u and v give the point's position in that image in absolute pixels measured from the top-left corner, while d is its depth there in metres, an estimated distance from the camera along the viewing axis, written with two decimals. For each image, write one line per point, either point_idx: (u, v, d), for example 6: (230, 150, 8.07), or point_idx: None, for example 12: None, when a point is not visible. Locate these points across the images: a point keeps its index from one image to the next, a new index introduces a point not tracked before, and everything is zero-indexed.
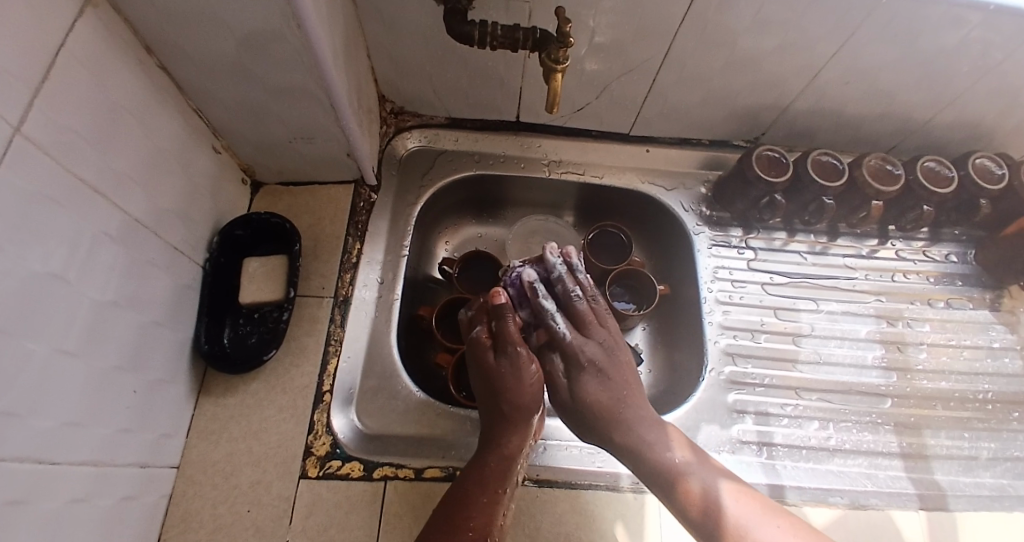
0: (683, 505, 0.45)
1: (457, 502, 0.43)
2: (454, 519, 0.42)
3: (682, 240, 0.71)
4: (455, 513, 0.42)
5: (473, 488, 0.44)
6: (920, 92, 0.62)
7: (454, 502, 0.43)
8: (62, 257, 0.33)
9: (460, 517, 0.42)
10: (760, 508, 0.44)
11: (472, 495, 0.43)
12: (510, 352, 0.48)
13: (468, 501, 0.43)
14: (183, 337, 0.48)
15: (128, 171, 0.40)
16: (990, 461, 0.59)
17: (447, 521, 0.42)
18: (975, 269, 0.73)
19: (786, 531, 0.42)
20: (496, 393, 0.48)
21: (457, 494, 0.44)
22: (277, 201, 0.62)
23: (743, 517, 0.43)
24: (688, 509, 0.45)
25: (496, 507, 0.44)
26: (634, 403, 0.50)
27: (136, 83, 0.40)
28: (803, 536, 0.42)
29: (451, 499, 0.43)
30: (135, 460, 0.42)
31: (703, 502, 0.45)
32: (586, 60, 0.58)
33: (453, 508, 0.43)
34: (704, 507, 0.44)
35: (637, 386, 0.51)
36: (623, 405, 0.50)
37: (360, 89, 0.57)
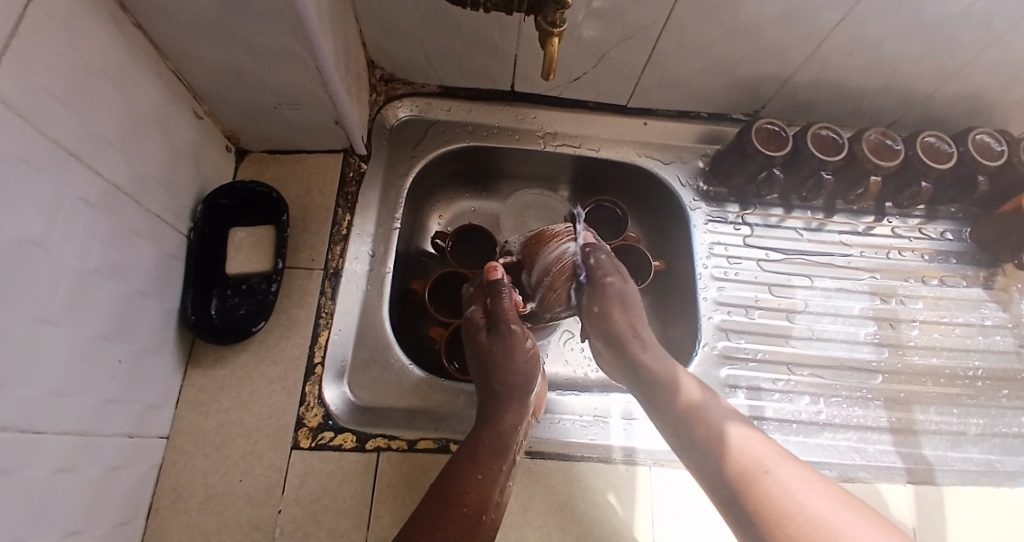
0: (690, 438, 0.45)
1: (452, 480, 0.42)
2: (450, 492, 0.41)
3: (678, 215, 0.70)
4: (452, 487, 0.42)
5: (470, 466, 0.43)
6: (924, 64, 0.60)
7: (452, 476, 0.42)
8: (42, 221, 0.32)
9: (455, 492, 0.41)
10: (777, 449, 0.41)
11: (467, 471, 0.43)
12: (503, 330, 0.49)
13: (465, 475, 0.43)
14: (169, 307, 0.47)
15: (107, 133, 0.38)
16: (978, 437, 0.60)
17: (444, 494, 0.41)
18: (970, 247, 0.72)
19: (802, 471, 0.40)
20: (489, 371, 0.48)
21: (457, 468, 0.43)
22: (265, 169, 0.60)
23: (750, 451, 0.41)
24: (695, 438, 0.44)
25: (493, 484, 0.44)
26: (643, 353, 0.52)
27: (114, 42, 0.38)
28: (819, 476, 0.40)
29: (450, 474, 0.43)
30: (123, 430, 0.41)
31: (708, 432, 0.44)
32: (584, 26, 0.56)
33: (450, 484, 0.42)
34: (709, 438, 0.43)
35: (650, 344, 0.52)
36: (634, 355, 0.51)
37: (349, 53, 0.55)
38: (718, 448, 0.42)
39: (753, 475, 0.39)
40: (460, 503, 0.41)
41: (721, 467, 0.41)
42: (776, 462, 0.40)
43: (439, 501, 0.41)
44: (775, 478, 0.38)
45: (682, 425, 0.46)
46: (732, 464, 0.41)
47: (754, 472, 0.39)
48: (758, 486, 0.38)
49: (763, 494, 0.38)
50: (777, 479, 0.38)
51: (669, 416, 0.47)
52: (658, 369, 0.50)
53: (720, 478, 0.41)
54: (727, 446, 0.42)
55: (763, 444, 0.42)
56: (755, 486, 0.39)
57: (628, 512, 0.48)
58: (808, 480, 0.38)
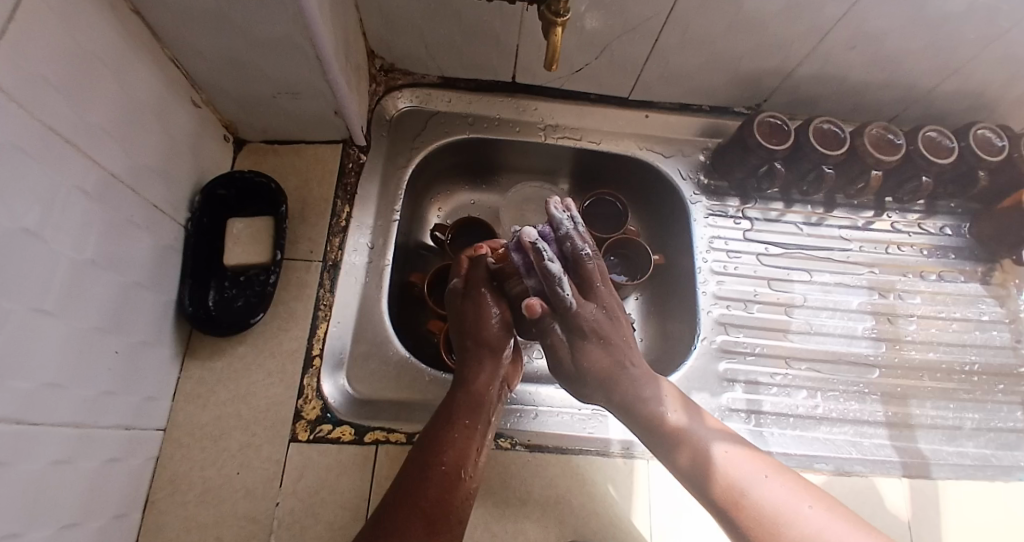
0: (675, 460, 0.46)
1: (430, 443, 0.43)
2: (426, 455, 0.42)
3: (678, 208, 0.70)
4: (430, 450, 0.42)
5: (446, 428, 0.44)
6: (928, 59, 0.60)
7: (429, 440, 0.43)
8: (38, 211, 0.32)
9: (432, 454, 0.42)
10: (757, 467, 0.44)
11: (443, 432, 0.44)
12: (474, 295, 0.51)
13: (442, 438, 0.43)
14: (167, 299, 0.47)
15: (103, 123, 0.38)
16: (973, 431, 0.60)
17: (423, 455, 0.42)
18: (969, 243, 0.72)
19: (779, 484, 0.43)
20: (462, 333, 0.51)
21: (434, 432, 0.44)
22: (262, 160, 0.59)
23: (733, 471, 0.44)
24: (680, 462, 0.46)
25: (469, 441, 0.44)
26: (630, 363, 0.50)
27: (110, 30, 0.37)
28: (796, 489, 0.44)
29: (427, 439, 0.43)
30: (120, 422, 0.41)
31: (694, 459, 0.45)
32: (587, 17, 0.56)
33: (428, 447, 0.43)
34: (694, 464, 0.45)
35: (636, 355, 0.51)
36: (621, 368, 0.49)
37: (348, 43, 0.54)
38: (703, 473, 0.45)
39: (736, 496, 0.43)
40: (438, 463, 0.42)
41: (708, 490, 0.44)
42: (757, 482, 0.43)
43: (418, 465, 0.42)
44: (757, 505, 0.42)
45: (665, 449, 0.47)
46: (717, 488, 0.44)
47: (736, 499, 0.43)
48: (742, 510, 0.42)
49: (746, 516, 0.42)
50: (760, 505, 0.42)
51: (650, 437, 0.47)
52: (636, 376, 0.49)
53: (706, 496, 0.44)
54: (712, 471, 0.44)
55: (744, 464, 0.45)
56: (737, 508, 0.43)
57: (626, 505, 0.48)
58: (784, 498, 0.43)
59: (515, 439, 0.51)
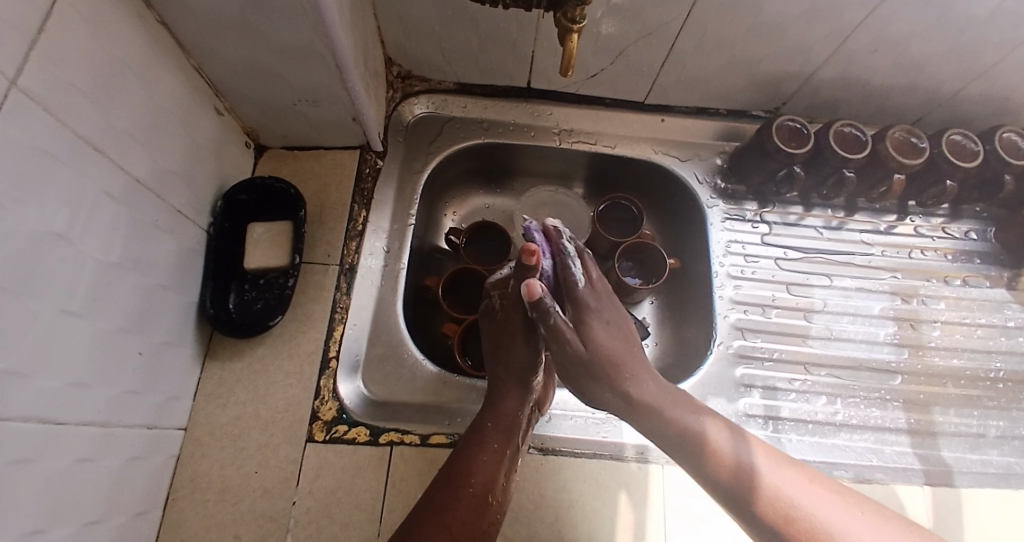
0: (714, 473, 0.44)
1: (462, 462, 0.43)
2: (456, 473, 0.42)
3: (694, 212, 0.69)
4: (461, 469, 0.43)
5: (478, 450, 0.44)
6: (950, 62, 0.59)
7: (462, 462, 0.43)
8: (67, 215, 0.33)
9: (461, 473, 0.42)
10: (777, 464, 0.43)
11: (473, 453, 0.44)
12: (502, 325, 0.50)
13: (473, 459, 0.43)
14: (190, 301, 0.48)
15: (129, 131, 0.39)
16: (998, 439, 0.58)
17: (452, 474, 0.42)
18: (994, 248, 0.71)
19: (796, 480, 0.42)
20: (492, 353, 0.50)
21: (466, 454, 0.44)
22: (282, 165, 0.60)
23: (783, 488, 0.42)
24: (719, 475, 0.43)
25: (499, 467, 0.44)
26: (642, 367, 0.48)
27: (136, 38, 0.38)
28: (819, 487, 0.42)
29: (458, 459, 0.43)
30: (143, 421, 0.42)
31: (736, 471, 0.43)
32: (602, 22, 0.56)
33: (458, 466, 0.43)
34: (737, 478, 0.43)
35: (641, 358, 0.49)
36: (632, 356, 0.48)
37: (367, 50, 0.55)
38: (745, 487, 0.42)
39: (783, 510, 0.41)
40: (467, 486, 0.41)
41: (749, 504, 0.42)
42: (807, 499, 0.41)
43: (447, 482, 0.42)
44: (806, 519, 0.40)
45: (699, 461, 0.44)
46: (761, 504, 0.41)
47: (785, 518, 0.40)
48: (791, 531, 0.40)
49: (799, 533, 0.40)
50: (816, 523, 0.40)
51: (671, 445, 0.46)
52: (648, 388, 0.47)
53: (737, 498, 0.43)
54: (757, 486, 0.42)
55: (788, 477, 0.42)
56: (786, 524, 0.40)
57: (640, 510, 0.48)
58: (831, 509, 0.40)
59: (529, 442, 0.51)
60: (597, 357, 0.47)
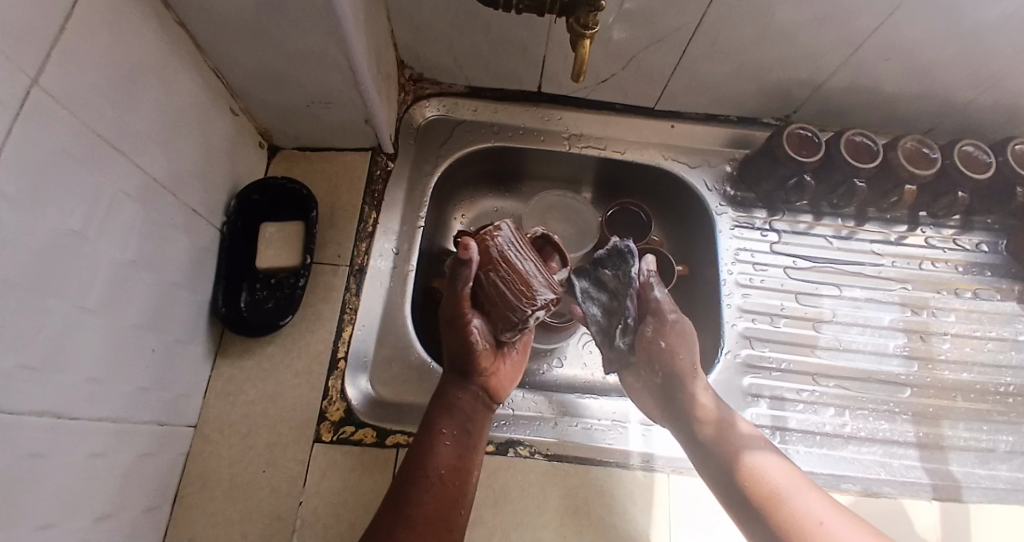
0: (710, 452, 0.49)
1: (417, 457, 0.43)
2: (412, 468, 0.42)
3: (703, 219, 0.69)
4: (416, 462, 0.43)
5: (430, 438, 0.44)
6: (964, 72, 0.58)
7: (415, 455, 0.43)
8: (84, 214, 0.33)
9: (416, 467, 0.42)
10: (786, 469, 0.47)
11: (426, 445, 0.44)
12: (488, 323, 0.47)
13: (426, 450, 0.43)
14: (201, 299, 0.49)
15: (146, 130, 0.39)
16: (1008, 455, 0.58)
17: (410, 469, 0.42)
18: (1006, 260, 0.70)
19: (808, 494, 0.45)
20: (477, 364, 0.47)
21: (419, 447, 0.44)
22: (293, 166, 0.61)
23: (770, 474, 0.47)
24: (720, 460, 0.48)
25: (455, 450, 0.44)
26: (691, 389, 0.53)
27: (155, 40, 0.39)
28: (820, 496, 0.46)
29: (414, 451, 0.44)
30: (155, 418, 0.43)
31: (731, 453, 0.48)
32: (614, 28, 0.56)
33: (413, 459, 0.43)
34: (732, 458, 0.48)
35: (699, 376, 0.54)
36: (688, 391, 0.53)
37: (380, 53, 0.55)
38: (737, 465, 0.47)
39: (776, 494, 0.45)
40: (422, 472, 0.42)
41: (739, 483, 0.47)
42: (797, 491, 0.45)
43: (405, 477, 0.42)
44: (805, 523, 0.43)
45: (706, 448, 0.49)
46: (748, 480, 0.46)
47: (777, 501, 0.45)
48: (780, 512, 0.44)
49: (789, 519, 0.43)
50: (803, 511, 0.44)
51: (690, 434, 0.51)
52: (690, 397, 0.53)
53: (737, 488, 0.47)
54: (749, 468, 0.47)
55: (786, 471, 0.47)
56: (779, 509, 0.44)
57: (645, 518, 0.48)
58: (824, 513, 0.44)
59: (534, 447, 0.50)
60: (668, 348, 0.54)
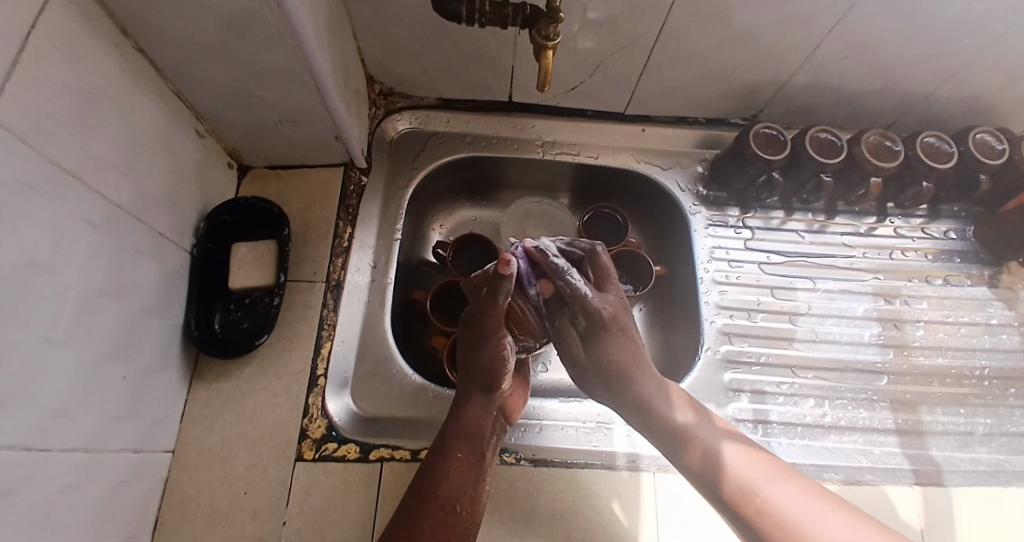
0: (683, 457, 0.46)
1: (427, 481, 0.43)
2: (423, 491, 0.42)
3: (678, 220, 0.70)
4: (426, 485, 0.42)
5: (442, 461, 0.44)
6: (919, 66, 0.60)
7: (425, 478, 0.43)
8: (47, 245, 0.33)
9: (427, 490, 0.42)
10: (768, 469, 0.44)
11: (438, 469, 0.43)
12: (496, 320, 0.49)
13: (437, 473, 0.43)
14: (174, 323, 0.48)
15: (109, 155, 0.39)
16: (985, 437, 0.59)
17: (419, 491, 0.42)
18: (973, 246, 0.72)
19: (794, 491, 0.42)
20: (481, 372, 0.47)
21: (430, 469, 0.44)
22: (266, 185, 0.61)
23: (745, 474, 0.44)
24: (692, 465, 0.46)
25: (467, 477, 0.44)
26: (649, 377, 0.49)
27: (114, 67, 0.39)
28: (807, 492, 0.42)
29: (424, 472, 0.43)
30: (128, 446, 0.42)
31: (703, 459, 0.45)
32: (580, 37, 0.57)
33: (424, 483, 0.43)
34: (704, 465, 0.45)
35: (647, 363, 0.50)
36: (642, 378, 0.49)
37: (347, 70, 0.56)
38: (710, 469, 0.45)
39: (753, 497, 0.42)
40: (431, 496, 0.42)
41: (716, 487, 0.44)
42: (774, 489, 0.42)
43: (415, 499, 0.42)
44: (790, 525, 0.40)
45: (681, 454, 0.46)
46: (725, 485, 0.44)
47: (753, 503, 0.42)
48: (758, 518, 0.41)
49: (766, 524, 0.41)
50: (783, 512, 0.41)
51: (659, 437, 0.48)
52: (648, 387, 0.49)
53: (717, 494, 0.44)
54: (722, 471, 0.44)
55: (762, 469, 0.44)
56: (757, 515, 0.41)
57: (632, 519, 0.48)
58: (809, 509, 0.41)
59: (519, 454, 0.50)
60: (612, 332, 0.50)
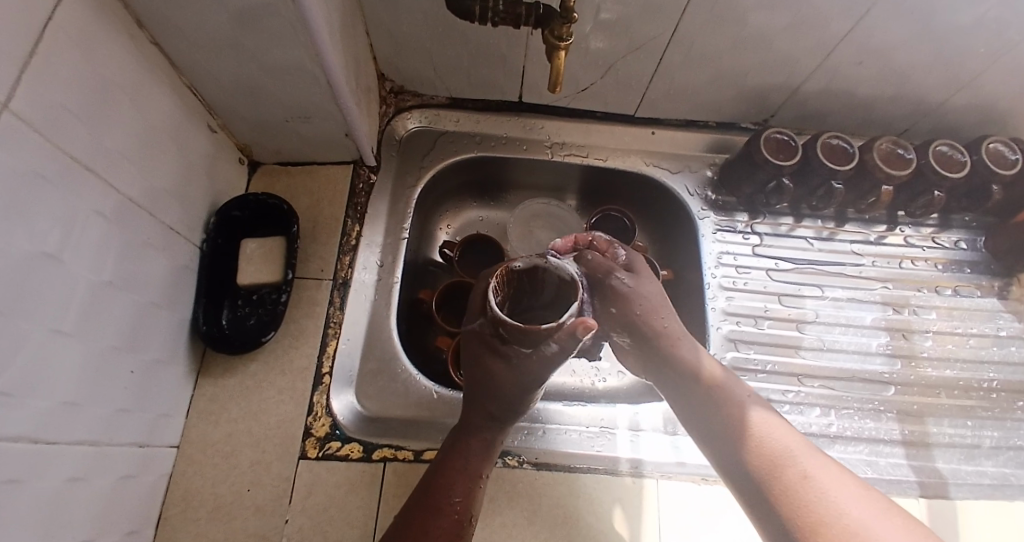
0: (712, 420, 0.46)
1: (439, 487, 0.41)
2: (435, 497, 0.41)
3: (686, 224, 0.70)
4: (438, 489, 0.41)
5: (454, 467, 0.42)
6: (934, 73, 0.60)
7: (435, 480, 0.42)
8: (58, 236, 0.33)
9: (441, 498, 0.41)
10: (796, 437, 0.43)
11: (451, 475, 0.42)
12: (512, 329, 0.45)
13: (448, 478, 0.42)
14: (182, 318, 0.48)
15: (122, 149, 0.39)
16: (992, 450, 0.59)
17: (428, 498, 0.41)
18: (984, 257, 0.71)
19: (818, 463, 0.41)
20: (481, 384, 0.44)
21: (441, 469, 0.42)
22: (275, 182, 0.61)
23: (776, 439, 0.43)
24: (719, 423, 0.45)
25: (476, 490, 0.43)
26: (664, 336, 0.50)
27: (128, 59, 0.39)
28: (835, 467, 0.41)
29: (434, 473, 0.42)
30: (134, 440, 0.42)
31: (732, 418, 0.45)
32: (591, 38, 0.57)
33: (434, 487, 0.41)
34: (733, 423, 0.45)
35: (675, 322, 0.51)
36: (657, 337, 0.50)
37: (359, 67, 0.56)
38: (738, 431, 0.44)
39: (782, 463, 0.41)
40: (444, 509, 0.40)
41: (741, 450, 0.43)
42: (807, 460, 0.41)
43: (424, 503, 0.40)
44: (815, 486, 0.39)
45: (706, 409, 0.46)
46: (751, 448, 0.43)
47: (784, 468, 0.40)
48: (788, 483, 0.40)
49: (795, 491, 0.39)
50: (817, 482, 0.39)
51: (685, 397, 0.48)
52: (668, 347, 0.50)
53: (737, 451, 0.43)
54: (752, 434, 0.43)
55: (793, 437, 0.43)
56: (789, 480, 0.40)
57: (634, 525, 0.48)
58: (832, 478, 0.40)
59: (522, 457, 0.50)
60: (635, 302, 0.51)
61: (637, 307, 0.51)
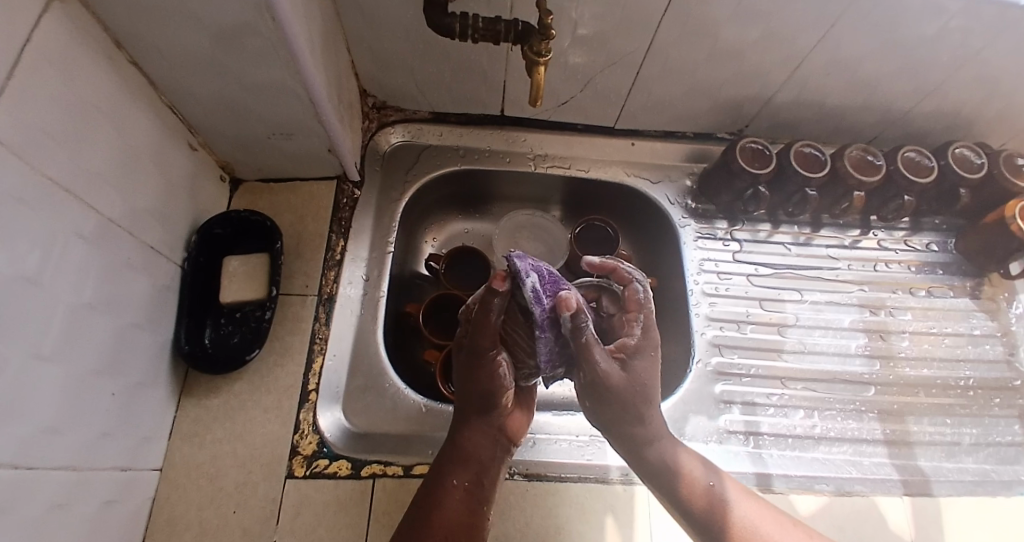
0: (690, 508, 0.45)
1: (424, 514, 0.41)
2: (420, 516, 0.41)
3: (668, 232, 0.71)
4: (423, 514, 0.41)
5: (440, 489, 0.42)
6: (898, 83, 0.62)
7: (422, 503, 0.41)
8: (37, 257, 0.32)
9: (424, 517, 0.40)
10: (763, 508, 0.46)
11: (435, 493, 0.42)
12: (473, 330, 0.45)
13: (434, 500, 0.41)
14: (164, 338, 0.48)
15: (102, 168, 0.39)
16: (972, 446, 0.60)
17: (415, 522, 0.40)
18: (955, 258, 0.74)
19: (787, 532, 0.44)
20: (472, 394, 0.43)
21: (428, 493, 0.42)
22: (258, 198, 0.61)
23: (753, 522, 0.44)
24: (693, 508, 0.45)
25: (466, 507, 0.42)
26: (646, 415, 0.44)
27: (109, 80, 0.39)
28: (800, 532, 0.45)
29: (421, 500, 0.42)
30: (115, 465, 0.41)
31: (710, 504, 0.45)
32: (571, 53, 0.58)
33: (420, 511, 0.41)
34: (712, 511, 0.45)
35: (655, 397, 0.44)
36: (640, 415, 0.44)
37: (341, 82, 0.56)
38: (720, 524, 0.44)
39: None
40: (426, 526, 0.40)
41: (722, 538, 0.44)
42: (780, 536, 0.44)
43: (411, 525, 0.40)
44: None
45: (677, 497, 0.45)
46: (733, 535, 0.44)
47: None
48: None
49: None
50: None
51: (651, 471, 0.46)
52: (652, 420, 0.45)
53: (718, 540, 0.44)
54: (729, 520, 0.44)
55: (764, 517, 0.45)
56: None
57: (627, 534, 0.48)
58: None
59: (513, 468, 0.50)
60: (636, 386, 0.42)
61: (623, 402, 0.42)
